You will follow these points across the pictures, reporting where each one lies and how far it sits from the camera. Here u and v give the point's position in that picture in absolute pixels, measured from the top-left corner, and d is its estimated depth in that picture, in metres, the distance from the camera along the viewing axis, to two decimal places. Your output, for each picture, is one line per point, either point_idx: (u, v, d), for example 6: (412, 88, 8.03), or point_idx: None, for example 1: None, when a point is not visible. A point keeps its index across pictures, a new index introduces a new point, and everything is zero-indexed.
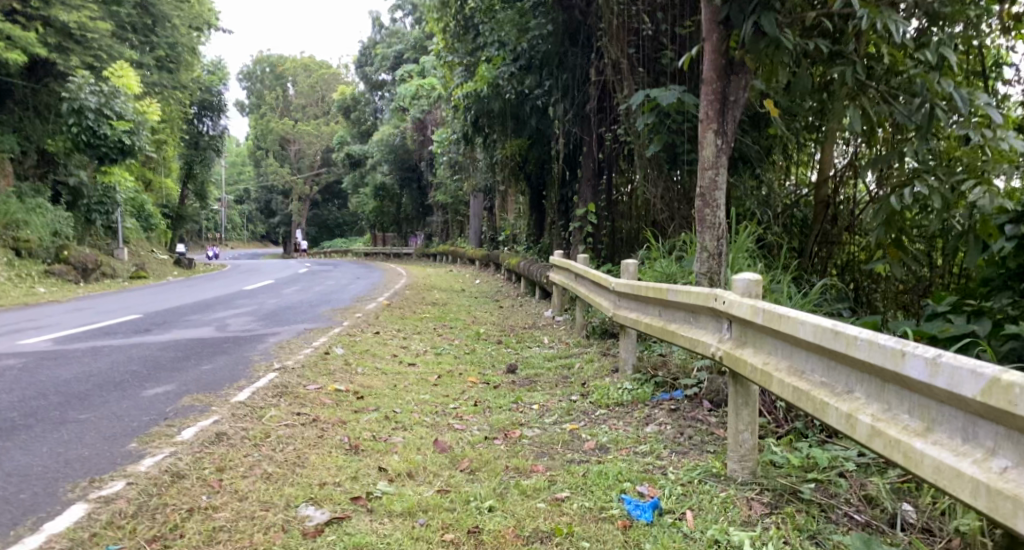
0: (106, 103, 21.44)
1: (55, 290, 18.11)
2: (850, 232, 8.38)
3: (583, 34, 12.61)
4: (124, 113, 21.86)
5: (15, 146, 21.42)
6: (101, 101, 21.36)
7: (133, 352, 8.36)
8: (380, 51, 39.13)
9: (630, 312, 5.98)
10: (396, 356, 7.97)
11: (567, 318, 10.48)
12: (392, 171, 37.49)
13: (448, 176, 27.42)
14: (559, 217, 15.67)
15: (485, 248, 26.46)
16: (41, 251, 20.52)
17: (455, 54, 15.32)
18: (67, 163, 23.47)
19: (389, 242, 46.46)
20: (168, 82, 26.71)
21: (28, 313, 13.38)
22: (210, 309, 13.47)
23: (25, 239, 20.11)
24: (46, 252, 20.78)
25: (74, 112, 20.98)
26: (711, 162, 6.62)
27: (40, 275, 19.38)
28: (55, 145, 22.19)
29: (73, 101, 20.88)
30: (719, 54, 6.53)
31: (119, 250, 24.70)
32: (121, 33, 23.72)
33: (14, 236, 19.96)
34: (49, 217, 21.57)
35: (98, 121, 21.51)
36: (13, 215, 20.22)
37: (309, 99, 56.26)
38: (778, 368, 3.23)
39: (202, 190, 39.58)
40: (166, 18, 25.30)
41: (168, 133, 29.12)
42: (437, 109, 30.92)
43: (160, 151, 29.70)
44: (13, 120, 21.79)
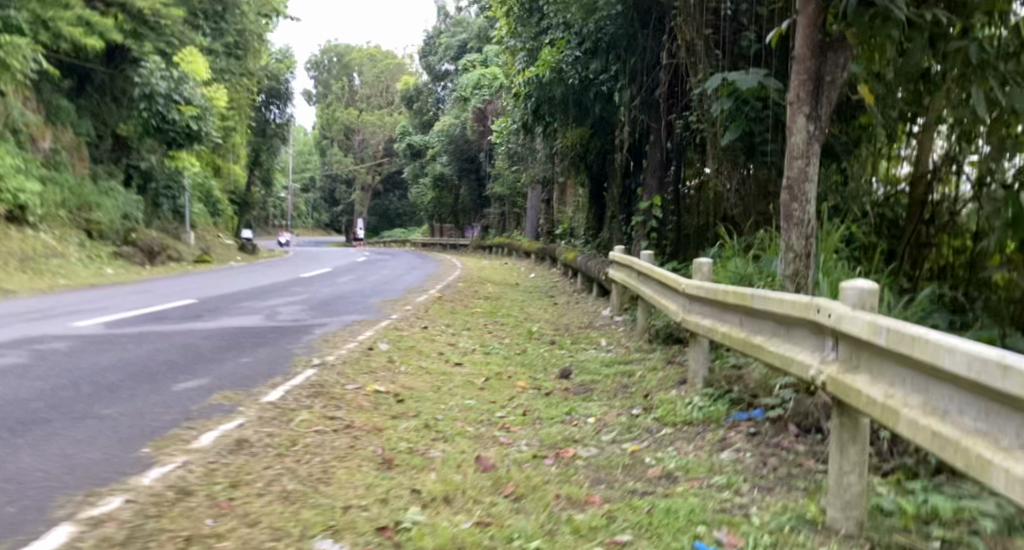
0: (175, 89, 21.71)
1: (120, 272, 18.19)
2: (947, 233, 7.40)
3: (654, 16, 11.85)
4: (193, 98, 22.08)
5: (91, 129, 21.93)
6: (170, 86, 21.62)
7: (179, 338, 8.03)
8: (444, 41, 38.84)
9: (703, 319, 5.35)
10: (442, 355, 7.44)
11: (627, 319, 9.82)
12: (452, 162, 37.18)
13: (507, 167, 26.91)
14: (622, 210, 15.05)
15: (542, 241, 25.87)
16: (111, 232, 20.69)
17: (518, 38, 14.82)
18: (140, 148, 23.58)
19: (447, 233, 46.27)
20: (236, 69, 26.78)
21: (87, 295, 13.19)
22: (264, 295, 13.22)
23: (98, 220, 20.37)
24: (116, 234, 20.93)
25: (146, 98, 21.42)
26: (800, 151, 6.00)
27: (109, 256, 19.54)
28: (129, 129, 22.33)
29: (144, 86, 21.27)
30: (815, 28, 5.89)
31: (186, 234, 24.94)
32: (193, 20, 23.87)
33: (87, 219, 20.15)
34: (121, 200, 21.84)
35: (167, 108, 21.72)
36: (85, 196, 20.45)
37: (374, 90, 56.50)
38: (909, 404, 2.53)
39: (267, 178, 39.88)
40: (236, 5, 25.35)
41: (236, 122, 29.34)
42: (499, 100, 30.45)
43: (228, 139, 29.96)
44: (92, 104, 22.11)
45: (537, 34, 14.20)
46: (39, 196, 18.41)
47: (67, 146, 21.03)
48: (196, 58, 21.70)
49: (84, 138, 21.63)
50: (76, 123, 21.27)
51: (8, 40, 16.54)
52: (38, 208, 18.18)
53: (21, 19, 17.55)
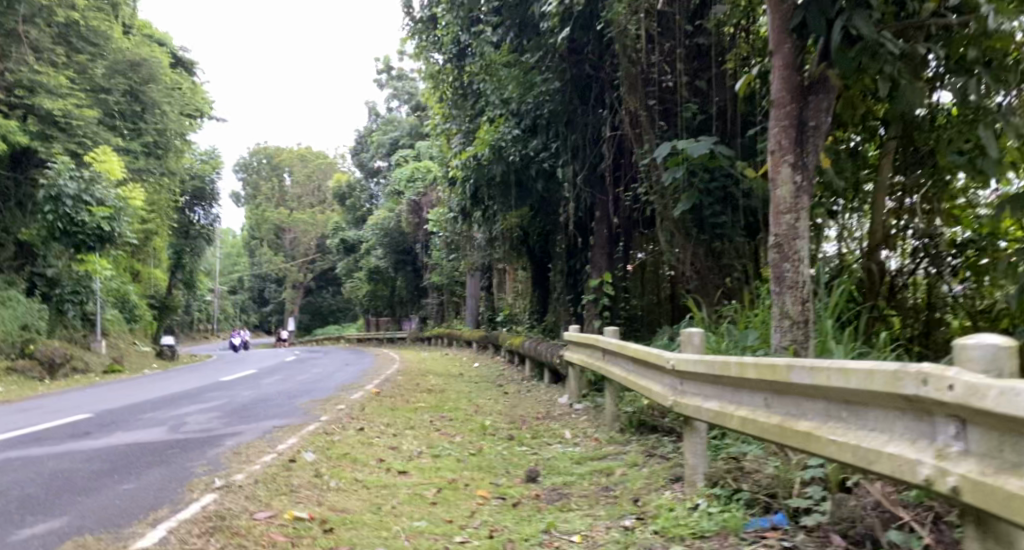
0: (86, 189, 19.90)
1: (18, 389, 16.14)
2: (905, 305, 6.95)
3: (595, 89, 11.41)
4: (105, 198, 20.28)
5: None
6: (81, 187, 19.83)
7: (56, 462, 6.55)
8: (375, 137, 38.54)
9: (705, 401, 4.38)
10: (382, 462, 6.21)
11: (589, 407, 8.77)
12: (386, 254, 36.25)
13: (443, 256, 26.08)
14: (567, 291, 14.23)
15: (484, 330, 24.85)
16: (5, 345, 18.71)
17: (453, 119, 14.21)
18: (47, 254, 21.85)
19: (383, 328, 44.78)
20: (156, 169, 24.98)
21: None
22: (175, 404, 11.69)
23: None
24: (12, 346, 18.90)
25: (51, 199, 19.62)
26: (788, 205, 5.13)
27: (2, 372, 17.45)
28: (30, 233, 20.60)
29: (50, 187, 19.53)
30: (793, 69, 5.20)
31: (96, 342, 22.88)
32: (109, 120, 22.37)
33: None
34: (19, 309, 19.93)
35: (76, 209, 19.91)
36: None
37: (305, 189, 55.63)
38: None
39: (190, 280, 37.91)
40: (157, 104, 23.92)
41: (157, 223, 27.74)
42: (432, 191, 29.99)
43: (149, 241, 28.24)
44: None
45: (473, 116, 13.63)
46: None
47: None
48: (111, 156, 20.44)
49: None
50: None
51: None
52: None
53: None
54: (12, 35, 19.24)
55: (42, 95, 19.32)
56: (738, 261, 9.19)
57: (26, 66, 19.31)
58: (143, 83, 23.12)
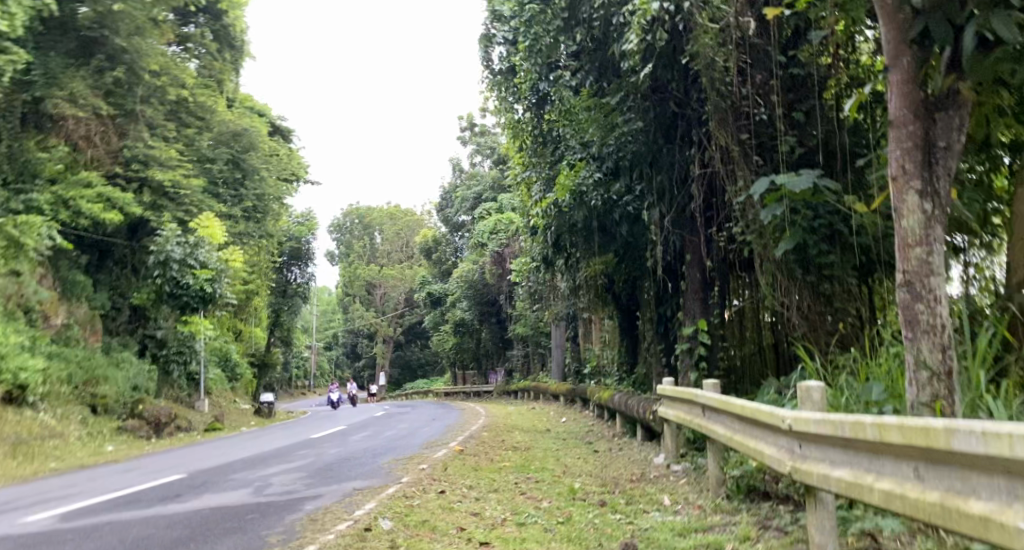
0: (191, 253, 20.30)
1: (123, 447, 16.37)
2: None
3: (681, 128, 10.86)
4: (208, 261, 20.57)
5: (106, 301, 21.05)
6: (185, 251, 20.25)
7: (139, 528, 6.33)
8: (460, 193, 38.97)
9: (834, 469, 3.70)
10: (463, 531, 5.72)
11: (688, 468, 8.06)
12: (472, 306, 36.22)
13: (528, 308, 25.71)
14: (658, 340, 13.57)
15: (571, 382, 24.19)
16: (117, 406, 18.97)
17: (533, 168, 13.95)
18: (155, 316, 22.41)
19: (470, 381, 44.61)
20: (256, 233, 25.37)
21: (70, 476, 11.61)
22: (262, 464, 11.53)
23: (102, 394, 18.63)
24: (123, 407, 19.16)
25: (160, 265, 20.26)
26: (918, 236, 4.50)
27: (111, 431, 17.71)
28: (142, 297, 20.97)
29: (158, 253, 20.08)
30: (914, 86, 4.62)
31: (199, 402, 23.40)
32: (213, 188, 22.92)
33: (92, 394, 18.48)
34: (132, 371, 20.44)
35: (181, 272, 20.40)
36: (92, 370, 18.91)
37: (394, 246, 56.72)
38: None
39: (286, 337, 38.71)
40: (256, 169, 24.14)
41: (255, 283, 28.46)
42: (516, 242, 29.90)
43: (249, 301, 28.95)
44: (111, 278, 21.50)
45: (554, 162, 13.35)
46: (42, 371, 16.68)
47: (81, 320, 19.88)
48: (212, 222, 19.99)
49: (98, 312, 20.67)
50: (91, 297, 20.43)
51: (23, 219, 16.35)
52: (39, 385, 16.44)
53: (38, 199, 17.10)
54: (131, 114, 19.01)
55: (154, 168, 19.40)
56: (849, 304, 8.36)
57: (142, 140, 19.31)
58: (244, 152, 23.57)
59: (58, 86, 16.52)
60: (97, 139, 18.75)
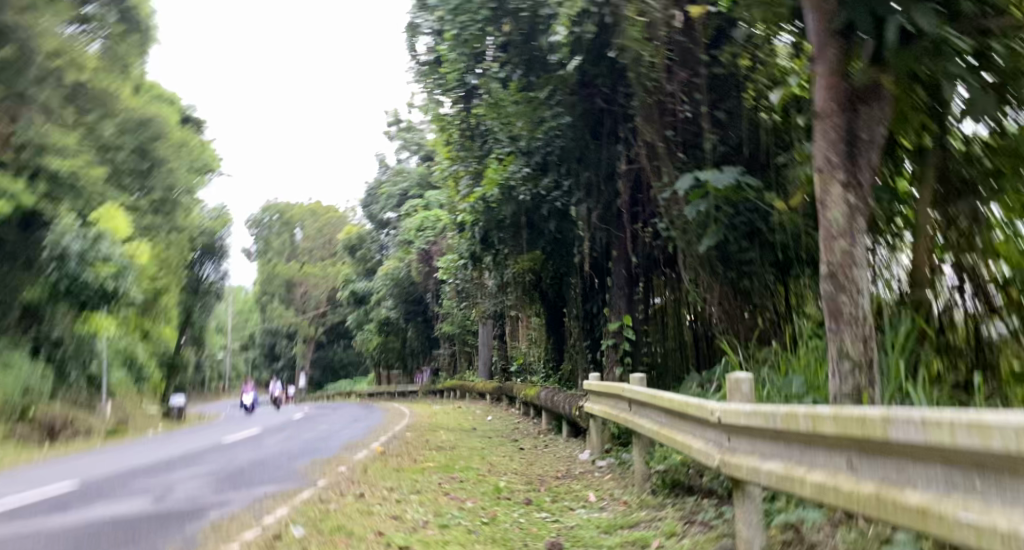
0: (91, 247, 19.79)
1: (17, 454, 15.28)
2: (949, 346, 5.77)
3: (608, 124, 10.87)
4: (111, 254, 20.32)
5: (0, 299, 19.60)
6: (85, 245, 19.68)
7: (22, 544, 5.78)
8: (385, 189, 38.33)
9: (764, 461, 3.62)
10: (382, 536, 5.45)
11: (614, 464, 8.00)
12: (397, 304, 35.67)
13: (454, 305, 25.42)
14: (583, 337, 13.57)
15: (496, 380, 24.04)
16: (5, 409, 17.98)
17: (461, 162, 13.76)
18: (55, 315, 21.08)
19: (394, 380, 43.95)
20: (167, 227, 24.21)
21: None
22: (168, 470, 10.91)
23: None
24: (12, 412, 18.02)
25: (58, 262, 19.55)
26: (841, 228, 4.49)
27: (1, 438, 16.48)
28: (35, 294, 19.60)
29: (53, 248, 19.24)
30: (839, 78, 4.65)
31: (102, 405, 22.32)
32: (118, 179, 21.77)
33: None
34: (23, 373, 19.07)
35: (81, 267, 19.86)
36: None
37: (317, 243, 55.42)
38: None
39: (200, 336, 37.18)
40: (166, 161, 23.17)
41: (166, 280, 27.20)
42: (442, 239, 29.57)
43: (160, 299, 27.65)
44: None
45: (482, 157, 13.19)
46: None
47: None
48: (116, 215, 20.31)
49: None
50: None
51: None
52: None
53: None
54: (22, 97, 16.81)
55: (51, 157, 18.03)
56: None
57: None
58: (152, 141, 22.14)
59: None
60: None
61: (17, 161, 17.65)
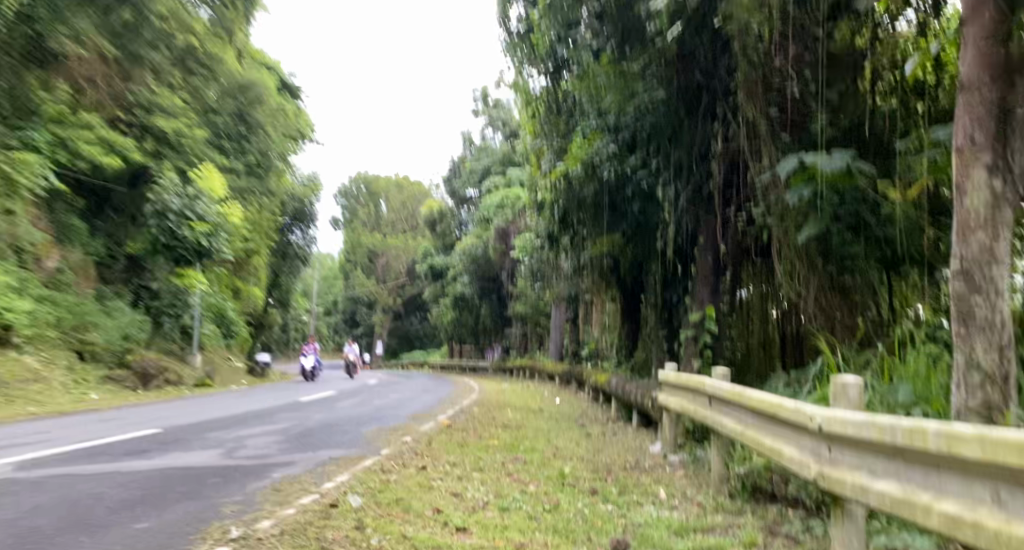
0: (190, 205, 19.76)
1: (107, 397, 15.82)
2: None
3: (704, 101, 10.27)
4: (206, 214, 20.09)
5: (102, 248, 20.18)
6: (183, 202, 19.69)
7: (91, 488, 5.76)
8: (469, 165, 38.31)
9: (877, 481, 3.16)
10: (437, 513, 5.21)
11: (688, 460, 7.55)
12: (473, 280, 35.68)
13: (530, 285, 25.19)
14: (662, 326, 13.05)
15: (567, 364, 23.69)
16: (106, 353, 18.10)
17: (546, 137, 13.40)
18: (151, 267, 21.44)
19: (466, 356, 44.12)
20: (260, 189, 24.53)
21: (43, 420, 11.08)
22: (240, 424, 10.98)
23: (91, 339, 17.82)
24: (113, 354, 18.34)
25: (157, 215, 19.60)
26: (981, 219, 3.92)
27: (97, 380, 16.85)
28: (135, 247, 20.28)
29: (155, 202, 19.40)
30: (992, 47, 4.05)
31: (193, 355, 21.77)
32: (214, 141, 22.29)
33: (80, 338, 17.70)
34: (125, 320, 19.45)
35: (178, 225, 19.80)
36: (80, 314, 18.00)
37: (400, 215, 56.10)
38: None
39: (284, 299, 37.99)
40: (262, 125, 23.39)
41: (258, 242, 27.80)
42: (521, 217, 29.33)
43: (250, 259, 28.34)
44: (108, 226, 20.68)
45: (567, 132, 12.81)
46: (28, 313, 16.18)
47: (74, 266, 18.89)
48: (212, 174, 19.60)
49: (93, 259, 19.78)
50: (87, 242, 19.50)
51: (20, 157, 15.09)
52: (25, 327, 15.92)
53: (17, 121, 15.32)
54: None
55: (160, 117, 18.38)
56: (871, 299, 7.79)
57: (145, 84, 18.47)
58: (250, 106, 22.92)
59: None
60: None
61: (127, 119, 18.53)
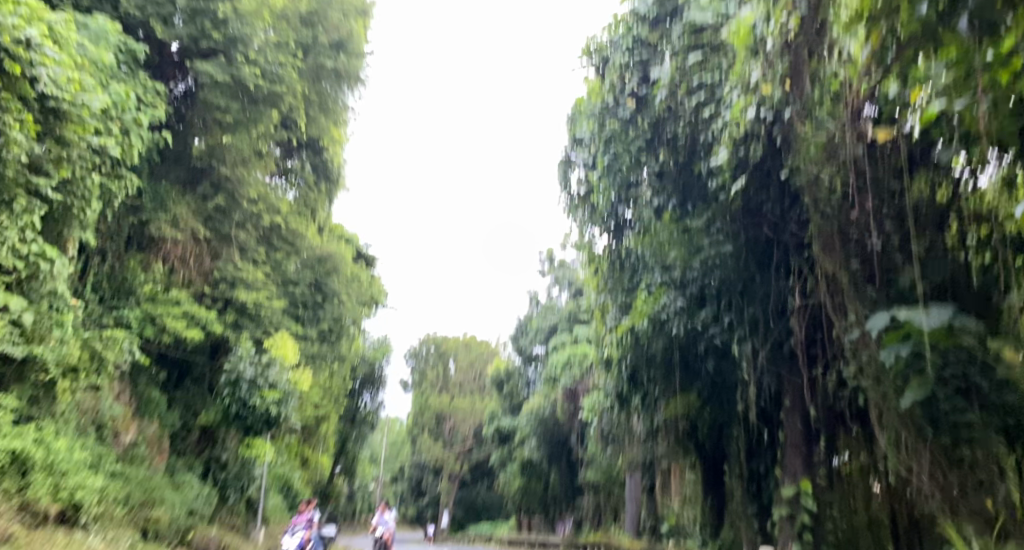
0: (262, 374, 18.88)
1: None
2: None
3: (777, 255, 9.72)
4: (277, 383, 19.26)
5: (177, 420, 19.51)
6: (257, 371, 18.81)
7: None
8: (535, 327, 38.11)
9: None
10: None
11: None
12: (541, 445, 34.41)
13: (601, 451, 23.98)
14: (749, 501, 11.83)
15: (644, 539, 21.94)
16: (168, 530, 16.48)
17: (609, 298, 12.96)
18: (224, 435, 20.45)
19: (536, 528, 41.71)
20: (329, 356, 24.50)
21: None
22: None
23: (156, 514, 16.32)
24: (175, 532, 16.79)
25: (230, 384, 18.83)
26: None
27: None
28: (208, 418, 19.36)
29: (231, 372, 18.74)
30: None
31: (256, 530, 20.66)
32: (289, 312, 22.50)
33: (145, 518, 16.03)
34: (192, 493, 18.44)
35: (250, 393, 18.92)
36: (150, 490, 16.83)
37: (467, 378, 55.64)
38: None
39: (350, 467, 36.81)
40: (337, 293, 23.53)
41: (328, 410, 27.41)
42: (589, 379, 28.63)
43: (318, 428, 27.85)
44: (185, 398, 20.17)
45: (631, 291, 12.38)
46: (98, 490, 14.74)
47: (147, 439, 18.06)
48: (287, 339, 19.61)
49: (167, 431, 19.06)
50: (163, 414, 18.97)
51: (109, 333, 15.22)
52: (93, 505, 14.31)
53: (128, 315, 16.28)
54: (226, 238, 18.75)
55: (240, 288, 18.64)
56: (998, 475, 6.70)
57: (232, 262, 18.77)
58: (327, 275, 23.13)
59: (163, 209, 17.01)
60: (191, 257, 18.11)
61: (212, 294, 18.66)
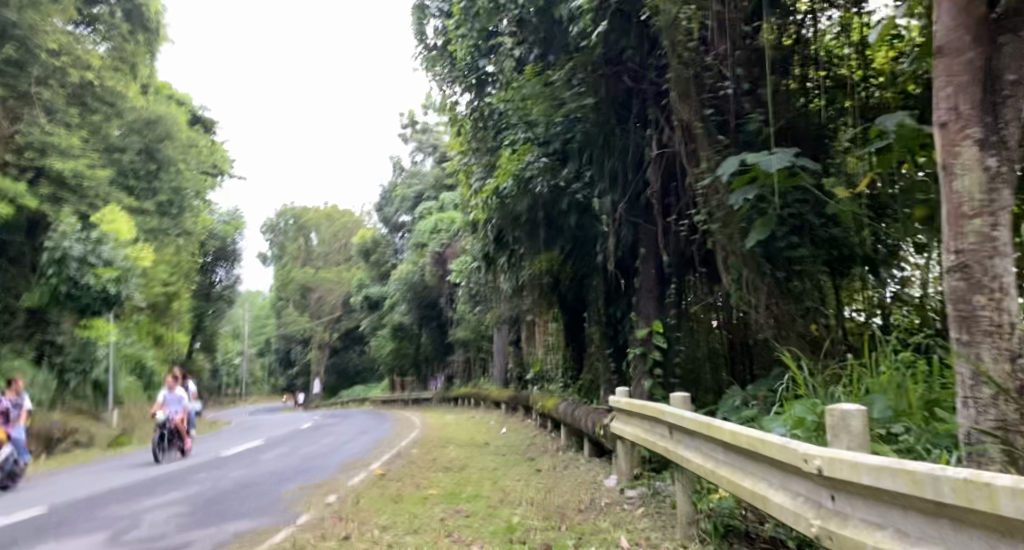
0: (94, 250, 17.43)
1: None
2: None
3: (636, 105, 9.70)
4: (113, 260, 17.81)
5: (1, 303, 17.83)
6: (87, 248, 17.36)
7: None
8: (399, 193, 37.32)
9: (915, 546, 2.51)
10: None
11: (648, 494, 6.84)
12: (410, 310, 34.65)
13: (468, 311, 24.38)
14: (606, 345, 12.42)
15: (512, 388, 22.91)
16: None
17: (474, 156, 12.69)
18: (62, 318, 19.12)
19: (409, 388, 42.71)
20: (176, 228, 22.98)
21: None
22: (149, 492, 9.71)
23: None
24: (14, 420, 15.87)
25: (55, 263, 17.13)
26: (977, 206, 3.80)
27: None
28: (38, 300, 17.85)
29: (54, 249, 17.06)
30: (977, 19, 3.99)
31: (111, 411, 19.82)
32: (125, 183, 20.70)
33: None
34: (33, 379, 17.30)
35: (81, 271, 17.37)
36: None
37: (331, 248, 54.47)
38: None
39: (212, 342, 35.68)
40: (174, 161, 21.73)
41: (181, 285, 26.08)
42: (455, 243, 28.64)
43: (173, 304, 26.55)
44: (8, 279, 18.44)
45: (494, 149, 12.15)
46: None
47: None
48: (118, 216, 17.91)
49: None
50: None
51: None
52: None
53: None
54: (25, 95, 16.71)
55: (54, 156, 16.81)
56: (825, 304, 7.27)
57: (38, 126, 16.84)
58: (158, 141, 21.10)
59: None
60: None
61: (20, 163, 16.77)
